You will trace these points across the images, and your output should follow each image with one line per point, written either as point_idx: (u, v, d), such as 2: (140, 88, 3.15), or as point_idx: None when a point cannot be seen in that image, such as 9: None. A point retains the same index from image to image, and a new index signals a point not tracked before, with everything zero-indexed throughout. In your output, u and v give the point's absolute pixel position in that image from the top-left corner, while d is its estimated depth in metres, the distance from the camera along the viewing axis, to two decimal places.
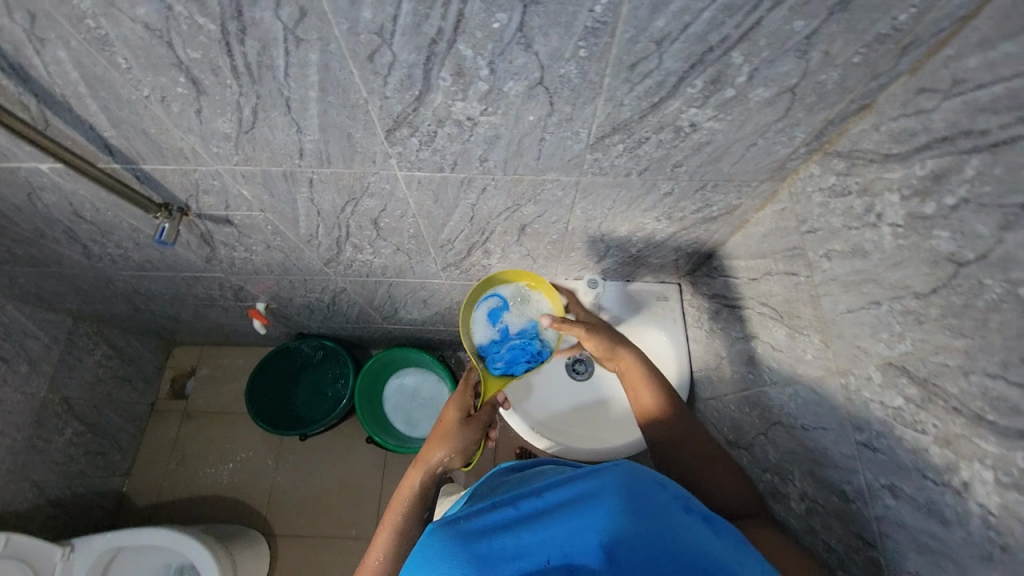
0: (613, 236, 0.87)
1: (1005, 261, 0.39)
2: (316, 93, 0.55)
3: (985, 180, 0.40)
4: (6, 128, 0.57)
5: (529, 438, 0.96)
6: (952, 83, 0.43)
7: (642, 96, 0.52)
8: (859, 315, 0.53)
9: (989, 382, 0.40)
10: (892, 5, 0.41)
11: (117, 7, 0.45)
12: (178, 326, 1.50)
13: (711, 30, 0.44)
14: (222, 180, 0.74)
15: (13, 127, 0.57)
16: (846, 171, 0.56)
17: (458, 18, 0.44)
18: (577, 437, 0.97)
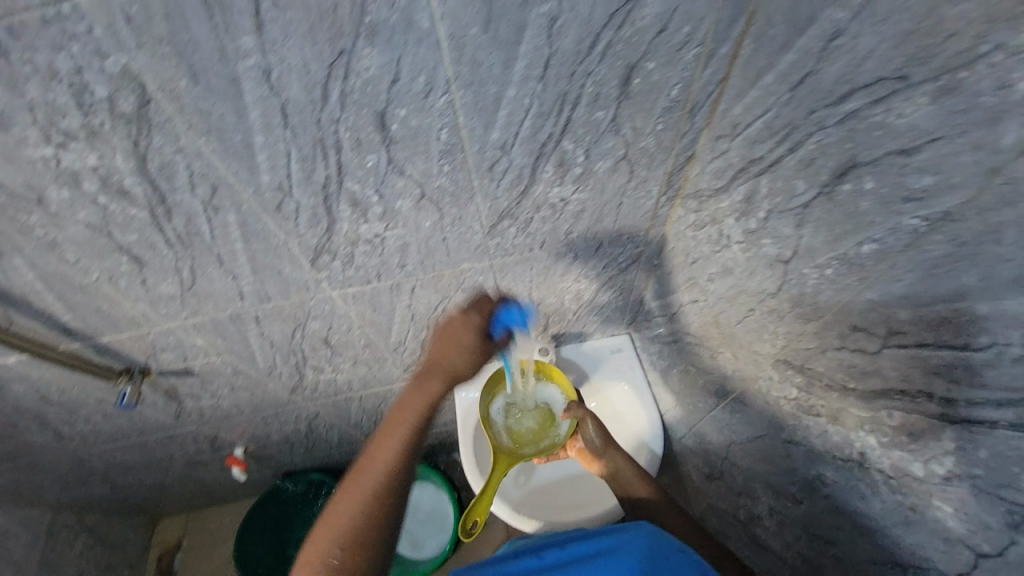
0: (547, 304, 0.94)
1: (807, 252, 0.46)
2: (241, 245, 0.64)
3: (775, 194, 0.49)
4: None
5: (516, 524, 0.93)
6: (732, 128, 0.54)
7: (510, 188, 0.63)
8: (747, 323, 0.59)
9: (839, 354, 0.45)
10: (661, 88, 0.53)
11: (62, 216, 0.55)
12: (159, 495, 1.45)
13: (537, 132, 0.55)
14: (176, 335, 0.81)
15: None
16: (699, 207, 0.66)
17: (338, 165, 0.54)
18: (565, 511, 0.95)
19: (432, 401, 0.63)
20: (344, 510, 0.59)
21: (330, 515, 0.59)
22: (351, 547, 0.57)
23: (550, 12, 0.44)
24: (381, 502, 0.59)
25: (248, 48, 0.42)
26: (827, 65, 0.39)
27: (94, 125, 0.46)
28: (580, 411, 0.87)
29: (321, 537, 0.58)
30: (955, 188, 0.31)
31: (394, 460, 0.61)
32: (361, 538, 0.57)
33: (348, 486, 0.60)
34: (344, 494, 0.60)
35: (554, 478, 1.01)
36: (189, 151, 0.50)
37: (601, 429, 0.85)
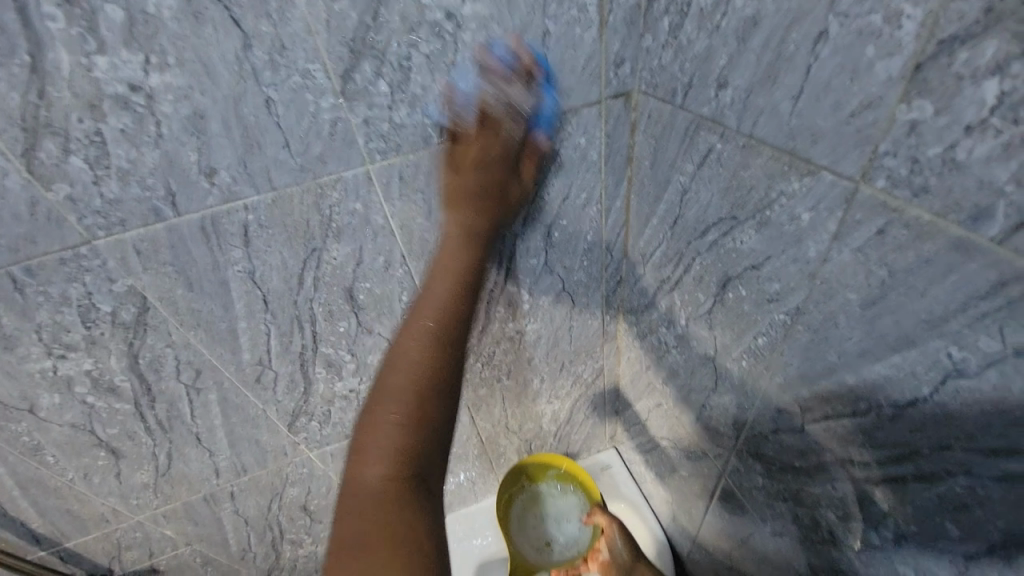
0: (526, 429, 0.96)
1: (723, 349, 0.54)
2: (221, 420, 0.67)
3: (686, 304, 0.59)
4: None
5: None
6: (642, 257, 0.66)
7: (469, 329, 0.71)
8: (704, 419, 0.64)
9: (777, 436, 0.49)
10: (578, 235, 0.66)
11: (48, 420, 0.58)
12: None
13: (484, 282, 0.66)
14: (144, 528, 0.77)
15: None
16: (638, 320, 0.75)
17: (313, 334, 0.62)
18: None
19: (468, 229, 0.54)
20: (368, 460, 0.49)
21: (363, 438, 0.50)
22: (382, 491, 0.47)
23: None
24: (397, 405, 0.49)
25: (236, 258, 0.52)
26: (687, 210, 0.52)
27: (96, 335, 0.53)
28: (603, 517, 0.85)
29: (365, 454, 0.49)
30: (796, 289, 0.40)
31: (416, 343, 0.52)
32: (401, 469, 0.48)
33: (368, 429, 0.50)
34: (366, 431, 0.50)
35: None
36: (178, 344, 0.57)
37: (629, 539, 0.80)
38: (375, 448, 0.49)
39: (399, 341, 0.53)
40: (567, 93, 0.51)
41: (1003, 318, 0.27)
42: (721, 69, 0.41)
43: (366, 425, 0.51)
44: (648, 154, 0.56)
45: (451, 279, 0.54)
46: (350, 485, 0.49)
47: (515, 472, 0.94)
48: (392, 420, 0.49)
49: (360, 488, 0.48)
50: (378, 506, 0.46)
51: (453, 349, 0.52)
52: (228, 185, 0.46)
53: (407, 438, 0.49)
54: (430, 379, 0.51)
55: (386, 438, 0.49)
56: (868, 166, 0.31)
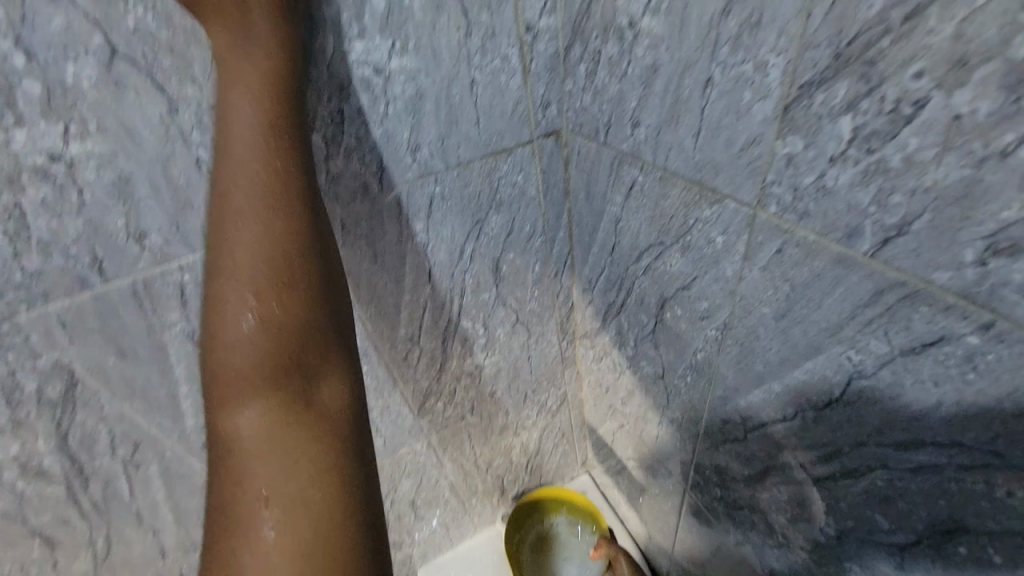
0: (496, 464, 0.95)
1: (670, 367, 0.56)
2: (165, 493, 0.62)
3: (633, 326, 0.61)
4: None
5: None
6: (589, 283, 0.69)
7: (427, 369, 0.70)
8: (663, 435, 0.66)
9: (727, 446, 0.51)
10: (526, 267, 0.68)
11: None
12: None
13: (437, 320, 0.66)
14: None
15: None
16: (593, 344, 0.77)
17: None
18: None
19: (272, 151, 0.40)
20: (263, 453, 0.37)
21: (226, 472, 0.38)
22: (302, 503, 0.37)
23: (421, 241, 0.58)
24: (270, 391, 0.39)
25: (173, 319, 0.50)
26: (622, 237, 0.55)
27: (17, 417, 0.49)
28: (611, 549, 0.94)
29: (237, 474, 0.37)
30: (721, 307, 0.43)
31: (284, 319, 0.40)
32: (290, 445, 0.38)
33: (224, 446, 0.38)
34: (238, 431, 0.38)
35: None
36: (112, 416, 0.53)
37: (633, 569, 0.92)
38: (246, 446, 0.38)
39: (222, 250, 0.40)
40: (499, 135, 0.54)
41: (885, 322, 0.30)
42: (633, 110, 0.45)
43: (229, 437, 0.38)
44: (581, 187, 0.60)
45: (272, 179, 0.39)
46: (234, 484, 0.37)
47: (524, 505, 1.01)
48: (265, 420, 0.38)
49: (240, 450, 0.38)
50: (295, 497, 0.37)
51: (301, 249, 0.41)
52: (160, 247, 0.46)
53: (290, 433, 0.38)
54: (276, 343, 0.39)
55: (259, 439, 0.38)
56: (762, 194, 0.35)
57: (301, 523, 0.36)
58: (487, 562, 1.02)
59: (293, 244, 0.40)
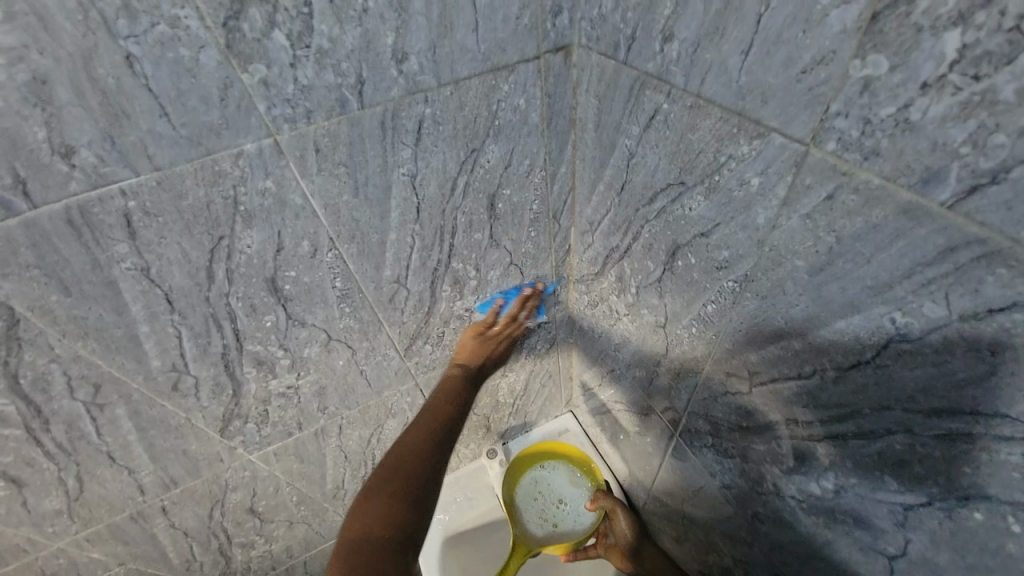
0: (483, 404, 0.96)
1: (674, 317, 0.54)
2: (137, 435, 0.59)
3: (637, 273, 0.57)
4: None
5: None
6: (591, 224, 0.64)
7: (414, 311, 0.66)
8: (656, 382, 0.65)
9: (727, 398, 0.50)
10: (523, 206, 0.62)
11: None
12: None
13: (425, 261, 0.61)
14: (66, 555, 0.70)
15: None
16: (589, 290, 0.74)
17: (236, 333, 0.55)
18: None
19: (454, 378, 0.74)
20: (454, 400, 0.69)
21: (362, 501, 0.57)
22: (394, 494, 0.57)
23: (409, 172, 0.51)
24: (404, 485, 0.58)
25: (123, 254, 0.43)
26: (634, 176, 0.49)
27: None
28: (609, 501, 0.93)
29: (374, 499, 0.57)
30: (744, 257, 0.40)
31: (438, 410, 0.68)
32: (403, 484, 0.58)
33: (385, 470, 0.60)
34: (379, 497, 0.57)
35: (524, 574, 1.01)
36: (66, 358, 0.48)
37: (631, 521, 0.90)
38: (388, 484, 0.58)
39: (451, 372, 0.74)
40: (501, 48, 0.46)
41: (949, 284, 0.27)
42: (667, 20, 0.37)
43: (433, 403, 0.68)
44: (591, 116, 0.53)
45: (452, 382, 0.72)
46: (399, 456, 0.62)
47: (525, 458, 1.01)
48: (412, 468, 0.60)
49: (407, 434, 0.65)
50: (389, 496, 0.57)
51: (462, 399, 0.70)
52: (95, 167, 0.38)
53: (396, 510, 0.56)
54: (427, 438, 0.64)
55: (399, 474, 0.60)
56: (819, 127, 0.29)
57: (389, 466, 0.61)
58: (473, 493, 1.06)
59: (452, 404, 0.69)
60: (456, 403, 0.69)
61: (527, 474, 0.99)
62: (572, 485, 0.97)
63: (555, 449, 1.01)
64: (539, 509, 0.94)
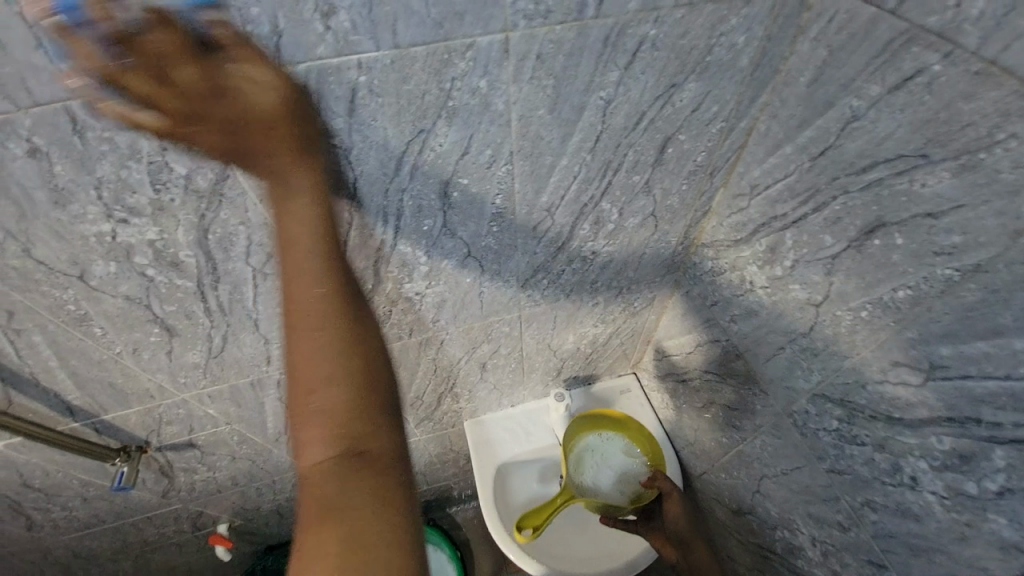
0: (564, 349, 0.98)
1: (839, 297, 0.52)
2: (283, 310, 0.63)
3: (802, 246, 0.55)
4: (12, 432, 0.62)
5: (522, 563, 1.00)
6: (751, 188, 0.61)
7: (549, 244, 0.67)
8: (777, 360, 0.65)
9: (880, 387, 0.50)
10: (690, 156, 0.60)
11: (101, 291, 0.52)
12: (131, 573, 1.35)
13: (581, 194, 0.60)
14: (187, 406, 0.76)
15: (10, 426, 0.62)
16: (716, 256, 0.72)
17: (397, 231, 0.57)
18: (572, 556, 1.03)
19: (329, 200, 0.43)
20: (307, 335, 0.41)
21: (306, 484, 0.39)
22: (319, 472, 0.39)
23: (607, 96, 0.49)
24: (343, 385, 0.40)
25: (335, 129, 0.44)
26: (847, 141, 0.46)
27: (164, 202, 0.45)
28: (668, 486, 0.92)
29: (307, 435, 0.40)
30: (982, 245, 0.38)
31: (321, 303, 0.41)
32: (344, 432, 0.40)
33: (299, 323, 0.41)
34: (298, 429, 0.40)
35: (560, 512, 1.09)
36: (253, 223, 0.50)
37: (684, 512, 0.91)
38: (313, 417, 0.40)
39: (292, 251, 0.41)
40: None
41: None
42: None
43: (301, 306, 0.41)
44: (807, 70, 0.49)
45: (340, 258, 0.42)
46: (319, 370, 0.40)
47: (584, 424, 0.99)
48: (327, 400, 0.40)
49: (299, 315, 0.41)
50: (311, 494, 0.38)
51: (356, 306, 0.43)
52: (346, 32, 0.37)
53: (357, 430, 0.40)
54: (339, 306, 0.42)
55: (331, 420, 0.40)
56: None
57: (317, 362, 0.40)
58: (534, 428, 1.11)
59: (352, 271, 0.43)
60: (337, 312, 0.42)
61: (586, 436, 0.98)
62: (628, 458, 0.96)
63: (619, 418, 0.99)
64: (589, 471, 0.95)
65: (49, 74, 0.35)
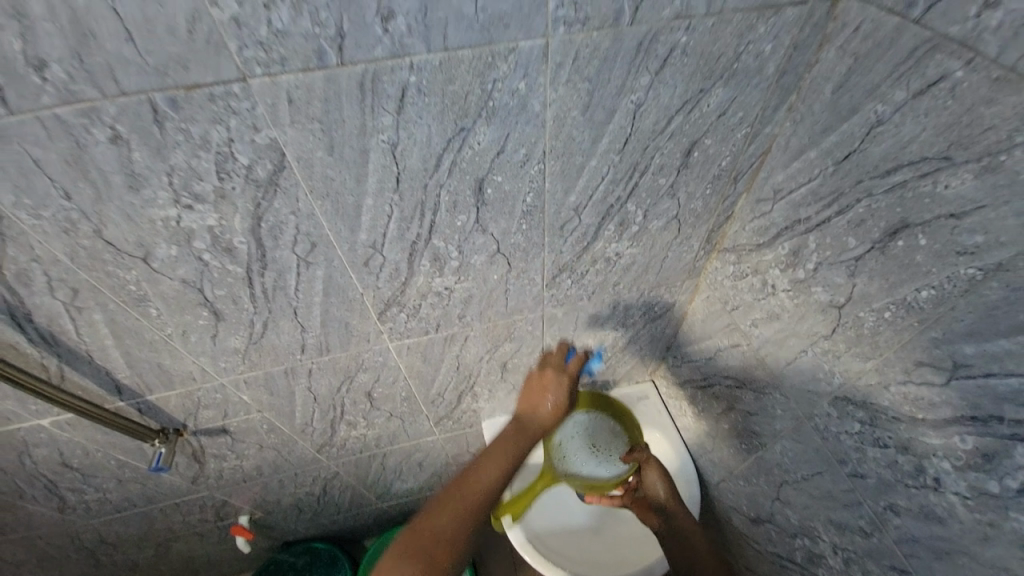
0: (584, 352, 0.99)
1: (862, 298, 0.53)
2: (321, 299, 0.67)
3: (825, 249, 0.57)
4: (58, 405, 0.65)
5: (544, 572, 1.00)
6: (774, 193, 0.63)
7: (575, 244, 0.69)
8: (798, 363, 0.66)
9: (903, 387, 0.50)
10: (715, 161, 0.62)
11: (161, 273, 0.56)
12: (153, 561, 1.39)
13: (607, 196, 0.62)
14: (224, 391, 0.80)
15: (59, 400, 0.66)
16: (738, 260, 0.74)
17: (433, 225, 0.60)
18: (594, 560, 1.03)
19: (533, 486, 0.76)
20: (486, 473, 0.72)
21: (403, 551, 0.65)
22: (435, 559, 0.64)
23: (636, 101, 0.51)
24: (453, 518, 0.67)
25: (384, 126, 0.47)
26: (872, 145, 0.48)
27: (226, 190, 0.49)
28: (644, 455, 0.91)
29: (432, 520, 0.67)
30: (1005, 244, 0.39)
31: (484, 469, 0.72)
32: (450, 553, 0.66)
33: (468, 481, 0.71)
34: (443, 506, 0.68)
35: (581, 517, 1.10)
36: (302, 213, 0.54)
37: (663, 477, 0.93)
38: (444, 518, 0.67)
39: (489, 451, 0.74)
40: None
41: None
42: None
43: (474, 478, 0.71)
44: (832, 77, 0.51)
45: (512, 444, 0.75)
46: (467, 490, 0.70)
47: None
48: (450, 519, 0.67)
49: (475, 477, 0.71)
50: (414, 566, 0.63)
51: (502, 469, 0.73)
52: (402, 36, 0.41)
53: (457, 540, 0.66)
54: (497, 459, 0.73)
55: (450, 534, 0.66)
56: None
57: (472, 487, 0.70)
58: None
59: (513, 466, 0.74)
60: (490, 472, 0.72)
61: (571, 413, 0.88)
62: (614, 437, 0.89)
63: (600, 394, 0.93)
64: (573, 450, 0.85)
65: (136, 67, 0.39)
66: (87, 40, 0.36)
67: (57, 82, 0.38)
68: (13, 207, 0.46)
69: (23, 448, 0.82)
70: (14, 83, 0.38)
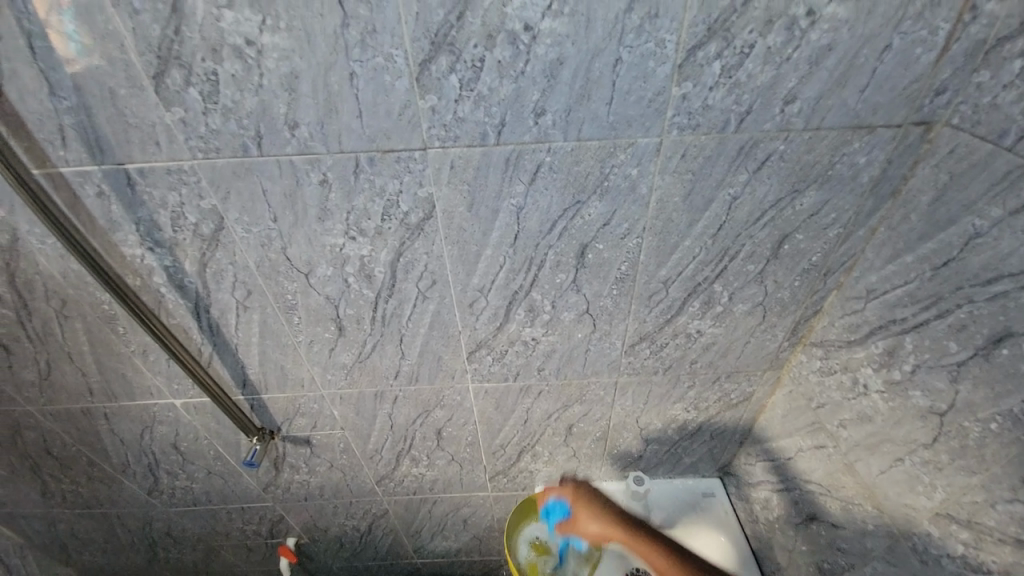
0: (652, 429, 0.98)
1: (966, 406, 0.52)
2: (425, 330, 0.76)
3: (923, 351, 0.57)
4: (202, 387, 0.77)
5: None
6: (867, 292, 0.64)
7: (658, 315, 0.74)
8: (893, 472, 0.62)
9: (1013, 507, 0.48)
10: (806, 254, 0.65)
11: (314, 288, 0.69)
12: (199, 568, 1.44)
13: (696, 274, 0.68)
14: (321, 403, 0.90)
15: (203, 384, 0.78)
16: (826, 355, 0.73)
17: (535, 279, 0.68)
18: None
19: None
20: None
21: None
22: None
23: (734, 194, 0.59)
24: None
25: (516, 193, 0.58)
26: (971, 255, 0.50)
27: (384, 229, 0.62)
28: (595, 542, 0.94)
29: None
30: None
31: None
32: None
33: None
34: None
35: None
36: (433, 254, 0.65)
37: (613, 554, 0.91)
38: None
39: None
40: (875, 111, 0.51)
41: None
42: None
43: None
44: (929, 190, 0.54)
45: None
46: None
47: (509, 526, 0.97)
48: None
49: None
50: None
51: None
52: (547, 127, 0.52)
53: None
54: None
55: None
56: None
57: None
58: None
59: None
60: None
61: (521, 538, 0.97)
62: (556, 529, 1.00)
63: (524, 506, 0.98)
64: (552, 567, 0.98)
65: (357, 134, 0.53)
66: (331, 114, 0.51)
67: (301, 138, 0.53)
68: (234, 222, 0.61)
69: (148, 422, 0.93)
70: (273, 137, 0.53)
